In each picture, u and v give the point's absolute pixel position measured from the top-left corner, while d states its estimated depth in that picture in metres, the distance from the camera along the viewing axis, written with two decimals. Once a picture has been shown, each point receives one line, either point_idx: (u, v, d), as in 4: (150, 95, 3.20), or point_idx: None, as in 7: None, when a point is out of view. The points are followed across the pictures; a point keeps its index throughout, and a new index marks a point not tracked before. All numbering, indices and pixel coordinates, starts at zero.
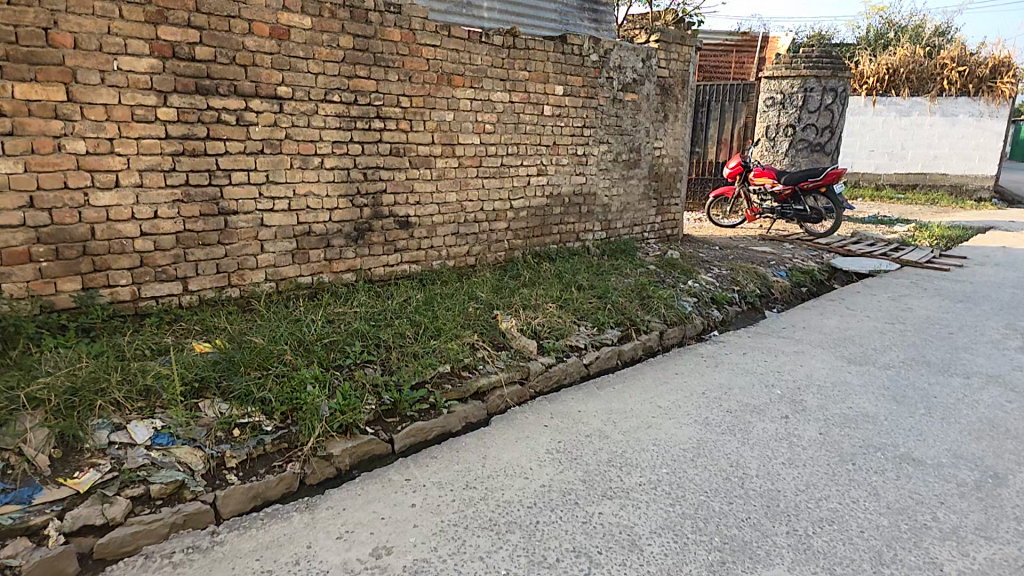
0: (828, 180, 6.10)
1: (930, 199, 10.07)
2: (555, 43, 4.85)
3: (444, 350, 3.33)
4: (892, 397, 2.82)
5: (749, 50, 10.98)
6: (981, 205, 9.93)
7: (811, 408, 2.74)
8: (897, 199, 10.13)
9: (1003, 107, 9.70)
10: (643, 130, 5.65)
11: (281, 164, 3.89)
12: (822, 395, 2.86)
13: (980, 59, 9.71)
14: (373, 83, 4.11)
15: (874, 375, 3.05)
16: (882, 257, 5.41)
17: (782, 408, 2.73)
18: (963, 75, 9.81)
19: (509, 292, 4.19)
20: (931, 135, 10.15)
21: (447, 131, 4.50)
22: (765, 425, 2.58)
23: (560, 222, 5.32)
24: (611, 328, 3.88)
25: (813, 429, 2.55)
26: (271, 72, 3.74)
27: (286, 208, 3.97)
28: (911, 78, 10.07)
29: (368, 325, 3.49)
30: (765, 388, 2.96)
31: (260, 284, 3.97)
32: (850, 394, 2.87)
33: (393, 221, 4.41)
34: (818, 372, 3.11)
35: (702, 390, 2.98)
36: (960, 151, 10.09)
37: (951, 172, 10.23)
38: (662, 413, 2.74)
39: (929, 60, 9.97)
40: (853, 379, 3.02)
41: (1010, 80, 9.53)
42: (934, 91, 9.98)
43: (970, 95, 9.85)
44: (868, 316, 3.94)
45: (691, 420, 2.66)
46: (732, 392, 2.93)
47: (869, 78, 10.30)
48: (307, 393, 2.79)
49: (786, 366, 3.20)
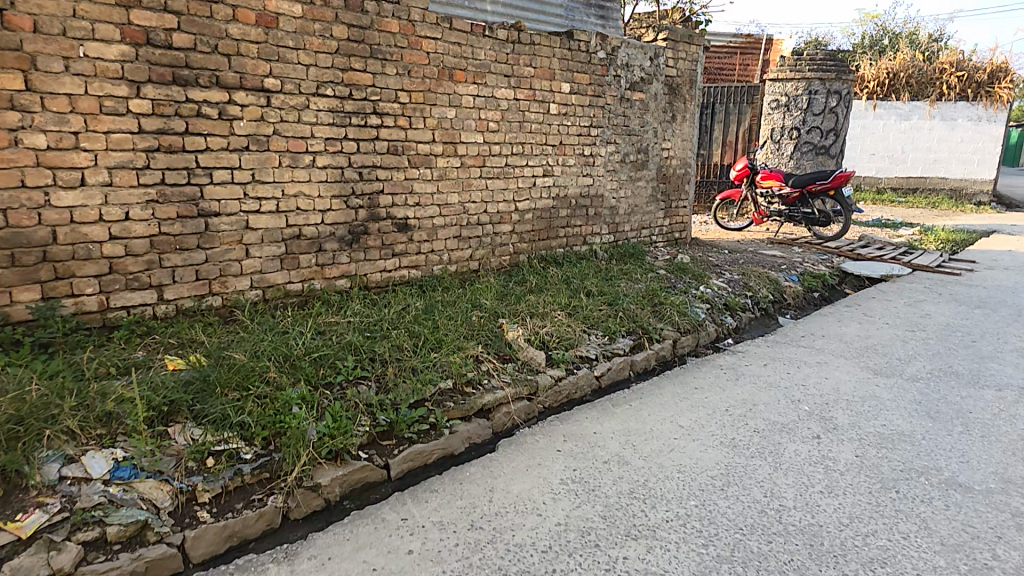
0: (837, 183, 5.99)
1: (930, 203, 10.13)
2: (561, 39, 4.65)
3: (446, 364, 3.08)
4: (926, 412, 2.62)
5: (753, 52, 10.95)
6: (980, 209, 9.99)
7: (843, 425, 2.52)
8: (898, 203, 10.22)
9: (1000, 112, 9.88)
10: (651, 131, 5.48)
11: (268, 163, 3.61)
12: (853, 410, 2.65)
13: (977, 64, 9.83)
14: (369, 76, 3.85)
15: (904, 387, 2.85)
16: (893, 261, 5.31)
17: (812, 427, 2.52)
18: (961, 80, 9.90)
19: (515, 299, 3.95)
20: (931, 139, 10.24)
21: (448, 129, 4.26)
22: (798, 447, 2.36)
23: (567, 225, 5.11)
24: (622, 336, 3.67)
25: (848, 450, 2.33)
26: (257, 62, 3.47)
27: (273, 210, 3.68)
28: (911, 83, 10.16)
29: (364, 337, 3.22)
30: (791, 403, 2.74)
31: (245, 292, 3.67)
32: (881, 408, 2.66)
33: (391, 224, 4.14)
34: (844, 384, 2.91)
35: (725, 406, 2.75)
36: (959, 155, 10.19)
37: (950, 176, 10.31)
38: (685, 434, 2.51)
39: (928, 65, 10.05)
40: (883, 392, 2.81)
41: (1008, 85, 9.69)
42: (933, 96, 10.07)
43: (968, 101, 9.98)
44: (887, 324, 3.78)
45: (716, 441, 2.43)
46: (757, 408, 2.71)
47: (870, 82, 10.32)
48: (291, 416, 2.58)
49: (810, 378, 3.00)
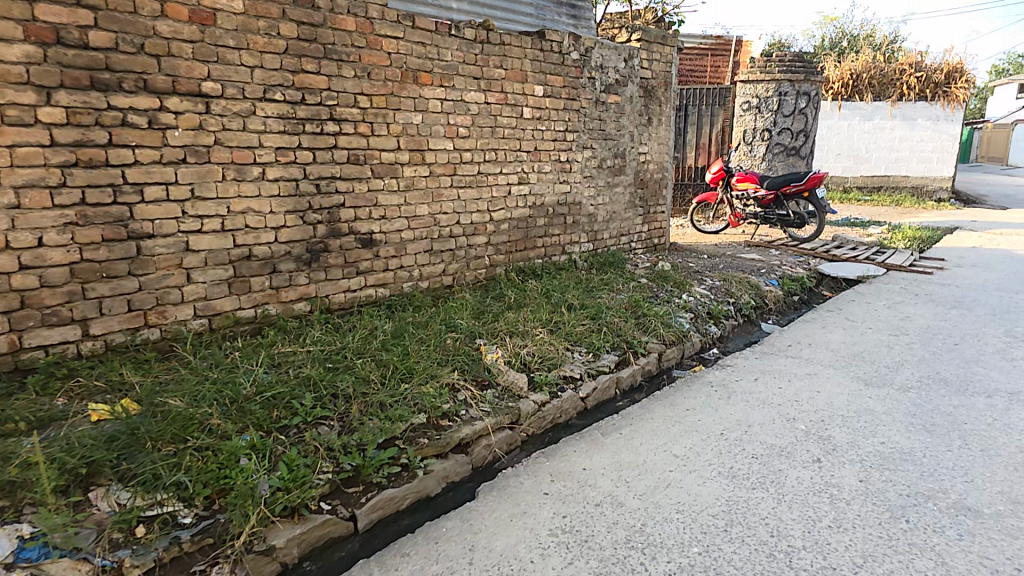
0: (811, 184, 6.02)
1: (894, 200, 10.51)
2: (532, 39, 4.44)
3: (418, 396, 2.80)
4: (922, 426, 2.51)
5: (723, 54, 11.08)
6: (940, 205, 10.43)
7: (843, 446, 2.38)
8: (864, 200, 10.54)
9: (958, 112, 10.29)
10: (627, 134, 5.35)
11: (210, 176, 3.22)
12: (850, 428, 2.52)
13: (935, 65, 10.32)
14: (324, 79, 3.52)
15: (896, 399, 2.77)
16: (867, 261, 5.38)
17: (811, 449, 2.37)
18: (920, 80, 10.33)
19: (493, 318, 3.71)
20: (893, 138, 10.66)
21: (414, 135, 3.95)
22: (800, 474, 2.20)
23: (545, 234, 4.91)
24: (606, 352, 3.49)
25: (851, 474, 2.18)
26: (192, 64, 3.08)
27: (217, 228, 3.30)
28: (873, 84, 10.55)
29: (325, 370, 2.90)
30: (787, 422, 2.60)
31: (187, 322, 3.28)
32: (878, 424, 2.54)
33: (354, 240, 3.81)
34: (837, 398, 2.80)
35: (720, 430, 2.58)
36: (919, 153, 10.63)
37: (912, 174, 10.74)
38: (681, 465, 2.32)
39: (888, 66, 10.45)
40: (876, 406, 2.71)
41: (963, 85, 10.13)
42: (894, 96, 10.48)
43: (927, 100, 10.39)
44: (871, 329, 3.75)
45: (714, 472, 2.25)
46: (753, 430, 2.55)
47: (835, 83, 10.72)
48: (238, 469, 2.25)
49: (803, 393, 2.88)
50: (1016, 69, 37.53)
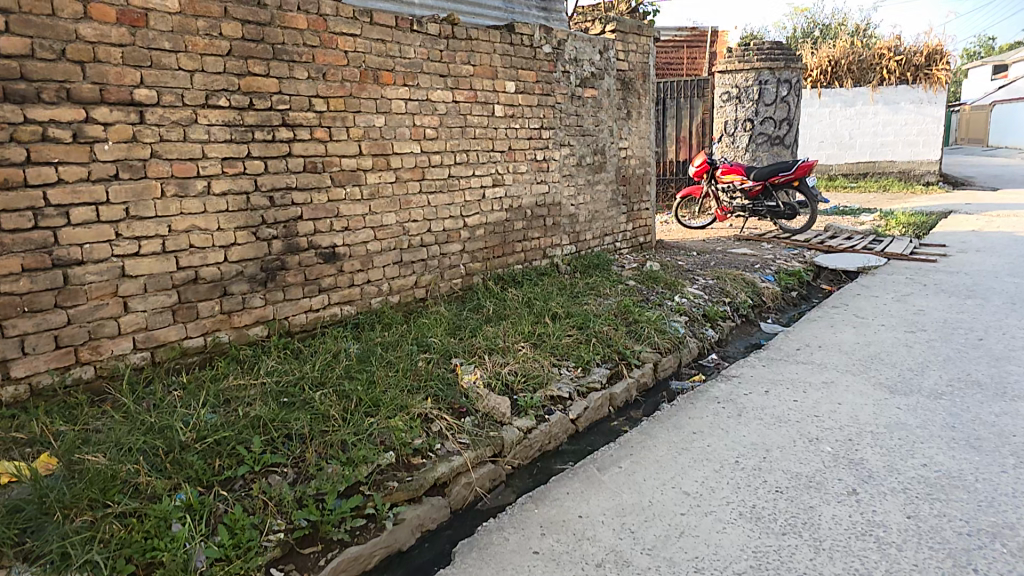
0: (800, 174, 5.83)
1: (882, 186, 10.42)
2: (501, 32, 4.18)
3: (386, 431, 2.48)
4: (966, 441, 2.24)
5: (700, 45, 10.99)
6: (929, 189, 10.36)
7: (879, 472, 2.09)
8: (851, 189, 10.44)
9: (941, 93, 10.19)
10: (607, 130, 5.10)
11: (148, 193, 2.88)
12: (884, 448, 2.23)
13: (915, 48, 10.27)
14: (274, 82, 3.21)
15: (930, 409, 2.49)
16: (866, 251, 5.18)
17: (843, 478, 2.07)
18: (902, 64, 10.30)
19: (470, 334, 3.39)
20: (877, 124, 10.64)
21: (377, 139, 3.65)
22: (836, 512, 1.90)
23: (524, 238, 4.61)
24: (597, 366, 3.22)
25: (895, 509, 1.88)
26: (122, 70, 2.75)
27: (158, 251, 2.94)
28: (853, 69, 10.54)
29: (278, 407, 2.56)
30: (811, 444, 2.30)
31: (125, 356, 2.90)
32: (915, 441, 2.26)
33: (315, 255, 3.48)
34: (862, 411, 2.52)
35: (733, 457, 2.27)
36: (905, 138, 10.59)
37: (898, 159, 10.70)
38: (695, 507, 2.00)
39: (868, 51, 10.43)
40: (908, 419, 2.43)
41: (945, 67, 10.03)
42: (875, 81, 10.45)
43: (909, 84, 10.35)
44: (884, 326, 3.49)
45: (736, 515, 1.93)
46: (772, 457, 2.24)
47: (814, 70, 10.71)
48: (168, 537, 1.89)
49: (822, 406, 2.59)
50: (987, 53, 38.59)
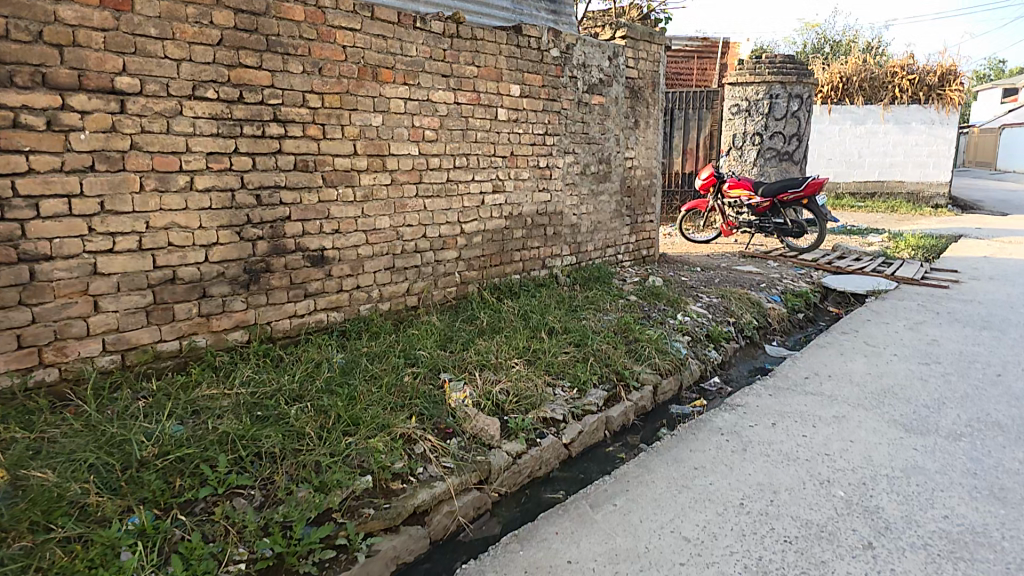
0: (810, 191, 5.66)
1: (890, 206, 10.32)
2: (508, 34, 4.05)
3: (365, 452, 2.38)
4: (989, 492, 2.08)
5: (710, 56, 10.92)
6: (936, 210, 10.26)
7: (897, 523, 1.93)
8: (858, 207, 10.34)
9: (953, 115, 10.23)
10: (613, 138, 4.96)
11: (126, 186, 2.70)
12: (900, 495, 2.08)
13: (928, 68, 10.23)
14: (267, 75, 3.04)
15: (948, 453, 2.34)
16: (875, 274, 5.05)
17: (857, 528, 1.92)
18: (914, 83, 10.25)
19: (462, 347, 3.30)
20: (887, 143, 10.56)
21: (374, 139, 3.49)
22: (850, 570, 1.74)
23: (523, 247, 4.46)
24: (594, 388, 3.14)
25: (916, 568, 1.72)
26: (104, 56, 2.57)
27: (133, 248, 2.76)
28: (864, 87, 10.48)
29: (250, 422, 2.42)
30: (822, 488, 2.15)
31: (92, 359, 2.72)
32: (934, 489, 2.11)
33: (302, 258, 3.31)
34: (876, 452, 2.37)
35: (738, 499, 2.11)
36: (915, 158, 10.51)
37: (907, 179, 10.62)
38: (696, 556, 1.83)
39: (880, 69, 10.38)
40: (926, 462, 2.28)
41: (958, 88, 10.03)
42: (887, 99, 10.38)
43: (921, 103, 10.32)
44: (896, 356, 3.36)
45: (740, 567, 1.77)
46: (780, 500, 2.09)
47: (825, 86, 10.63)
48: (114, 568, 1.73)
49: (833, 444, 2.44)
50: (994, 76, 38.78)
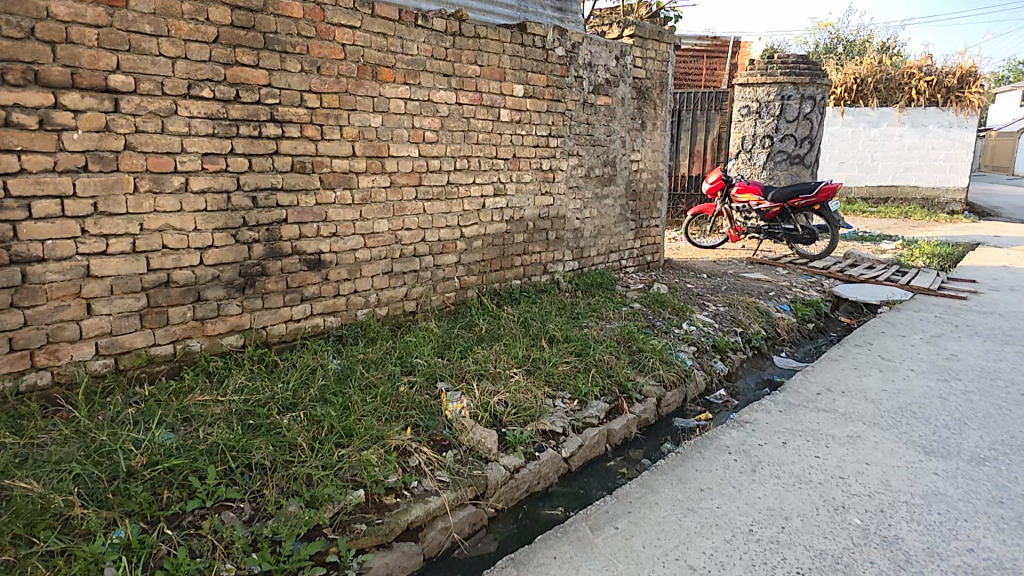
0: (822, 197, 5.53)
1: (904, 212, 10.10)
2: (511, 32, 3.94)
3: (358, 465, 2.33)
4: (1014, 523, 2.09)
5: (720, 55, 10.73)
6: (952, 216, 10.03)
7: (916, 555, 1.94)
8: (870, 213, 10.12)
9: (972, 118, 9.91)
10: (619, 140, 4.85)
11: (120, 187, 2.63)
12: (920, 525, 2.08)
13: (947, 69, 9.97)
14: (264, 73, 2.96)
15: (972, 478, 2.36)
16: (889, 283, 4.94)
17: (875, 560, 1.92)
18: (931, 85, 10.00)
19: (460, 355, 3.29)
20: (901, 146, 10.32)
21: (373, 140, 3.42)
22: None
23: (524, 252, 4.37)
24: (596, 400, 3.15)
25: None
26: (97, 53, 2.50)
27: (127, 250, 2.70)
28: (879, 88, 10.23)
29: (242, 431, 2.37)
30: (837, 515, 2.16)
31: (86, 363, 2.68)
32: (957, 519, 2.12)
33: (299, 262, 3.25)
34: (894, 477, 2.40)
35: (748, 525, 2.11)
36: (931, 162, 10.26)
37: (922, 184, 10.38)
38: None
39: (896, 70, 10.14)
40: (948, 489, 2.30)
41: (977, 90, 9.78)
42: (902, 101, 10.13)
43: (938, 105, 10.06)
44: (913, 371, 3.38)
45: None
46: (791, 527, 2.10)
47: (838, 88, 10.36)
48: None
49: (849, 469, 2.48)
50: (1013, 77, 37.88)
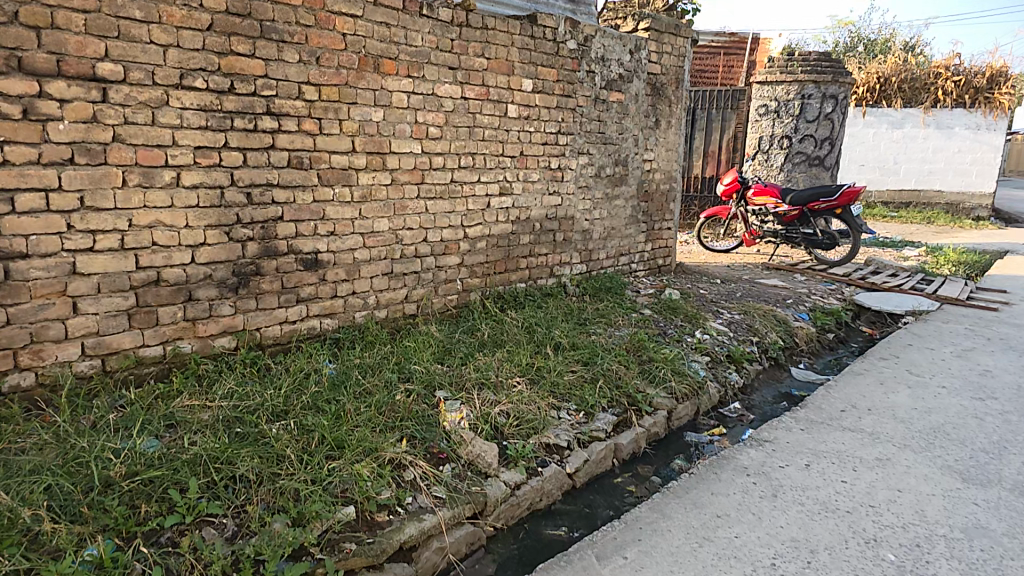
0: (844, 201, 5.30)
1: (927, 217, 9.82)
2: (521, 23, 3.78)
3: (350, 478, 2.20)
4: None
5: (739, 52, 10.52)
6: (978, 222, 9.70)
7: None
8: (891, 217, 9.94)
9: (1001, 120, 9.54)
10: (631, 139, 4.67)
11: (108, 181, 2.51)
12: (962, 563, 2.02)
13: (976, 68, 9.60)
14: (260, 64, 2.83)
15: (1016, 510, 2.31)
16: (913, 293, 4.77)
17: None
18: (959, 85, 9.66)
19: (461, 361, 3.16)
20: (926, 148, 10.01)
21: (374, 135, 3.28)
22: None
23: (530, 254, 4.21)
24: (602, 412, 3.00)
25: None
26: (84, 40, 2.38)
27: (115, 247, 2.58)
28: (904, 88, 9.93)
29: (228, 441, 2.25)
30: (868, 549, 2.10)
31: (71, 363, 2.56)
32: (1002, 556, 2.06)
33: (295, 261, 3.12)
34: (929, 506, 2.34)
35: (770, 558, 2.04)
36: (957, 166, 9.93)
37: (947, 189, 10.06)
38: None
39: (922, 70, 9.81)
40: (990, 522, 2.24)
41: (1008, 90, 9.34)
42: (928, 102, 9.81)
43: (966, 107, 9.71)
44: (944, 388, 3.33)
45: None
46: (818, 561, 2.03)
47: (860, 87, 10.13)
48: None
49: (880, 496, 2.42)
50: None
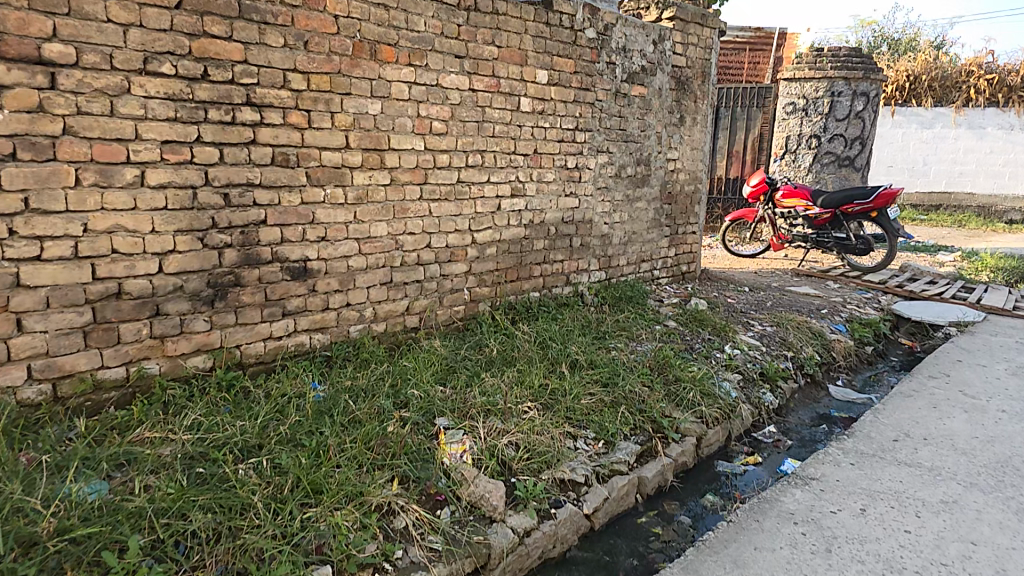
0: (879, 203, 4.95)
1: (957, 221, 9.45)
2: (536, 9, 3.44)
3: (329, 531, 1.86)
4: None
5: (763, 48, 10.15)
6: (1010, 226, 9.32)
7: None
8: (919, 220, 9.58)
9: None
10: (653, 136, 4.31)
11: (58, 180, 2.17)
12: None
13: (1008, 67, 9.27)
14: (239, 48, 2.48)
15: None
16: (955, 302, 4.43)
17: None
18: (991, 84, 9.33)
19: (465, 384, 2.80)
20: (956, 149, 9.69)
21: (372, 131, 2.94)
22: None
23: (544, 260, 3.86)
24: (625, 441, 2.65)
25: None
26: (28, 16, 2.04)
27: (66, 255, 2.23)
28: (934, 86, 9.62)
29: (187, 486, 1.90)
30: None
31: (14, 390, 2.21)
32: None
33: (280, 269, 2.77)
34: (1012, 564, 1.97)
35: None
36: (989, 167, 9.58)
37: (978, 191, 9.71)
38: None
39: (953, 68, 9.51)
40: None
41: None
42: (959, 101, 9.48)
43: (998, 106, 9.35)
44: (1005, 413, 2.96)
45: None
46: None
47: (890, 85, 9.84)
48: None
49: (952, 549, 2.05)
50: None
